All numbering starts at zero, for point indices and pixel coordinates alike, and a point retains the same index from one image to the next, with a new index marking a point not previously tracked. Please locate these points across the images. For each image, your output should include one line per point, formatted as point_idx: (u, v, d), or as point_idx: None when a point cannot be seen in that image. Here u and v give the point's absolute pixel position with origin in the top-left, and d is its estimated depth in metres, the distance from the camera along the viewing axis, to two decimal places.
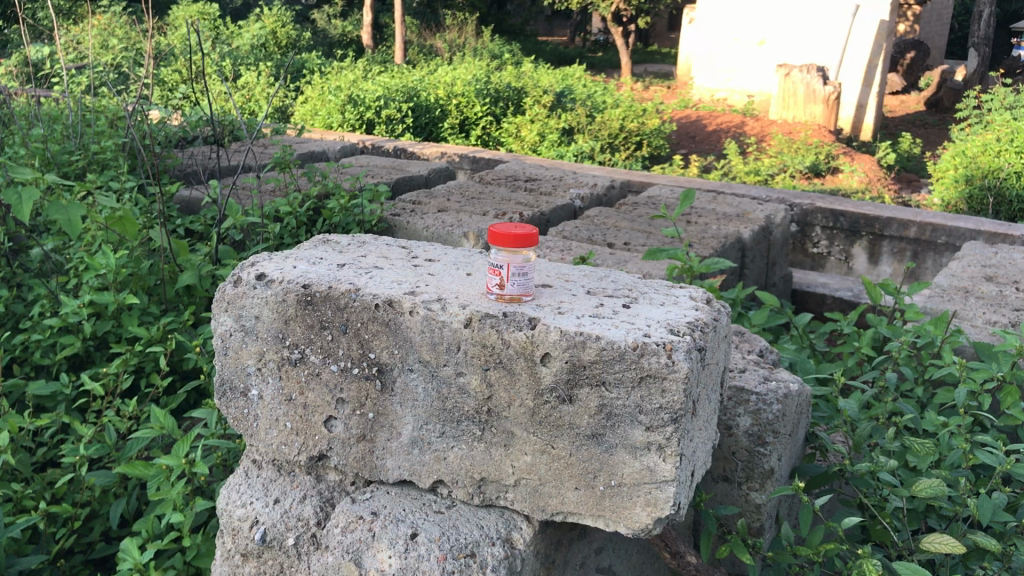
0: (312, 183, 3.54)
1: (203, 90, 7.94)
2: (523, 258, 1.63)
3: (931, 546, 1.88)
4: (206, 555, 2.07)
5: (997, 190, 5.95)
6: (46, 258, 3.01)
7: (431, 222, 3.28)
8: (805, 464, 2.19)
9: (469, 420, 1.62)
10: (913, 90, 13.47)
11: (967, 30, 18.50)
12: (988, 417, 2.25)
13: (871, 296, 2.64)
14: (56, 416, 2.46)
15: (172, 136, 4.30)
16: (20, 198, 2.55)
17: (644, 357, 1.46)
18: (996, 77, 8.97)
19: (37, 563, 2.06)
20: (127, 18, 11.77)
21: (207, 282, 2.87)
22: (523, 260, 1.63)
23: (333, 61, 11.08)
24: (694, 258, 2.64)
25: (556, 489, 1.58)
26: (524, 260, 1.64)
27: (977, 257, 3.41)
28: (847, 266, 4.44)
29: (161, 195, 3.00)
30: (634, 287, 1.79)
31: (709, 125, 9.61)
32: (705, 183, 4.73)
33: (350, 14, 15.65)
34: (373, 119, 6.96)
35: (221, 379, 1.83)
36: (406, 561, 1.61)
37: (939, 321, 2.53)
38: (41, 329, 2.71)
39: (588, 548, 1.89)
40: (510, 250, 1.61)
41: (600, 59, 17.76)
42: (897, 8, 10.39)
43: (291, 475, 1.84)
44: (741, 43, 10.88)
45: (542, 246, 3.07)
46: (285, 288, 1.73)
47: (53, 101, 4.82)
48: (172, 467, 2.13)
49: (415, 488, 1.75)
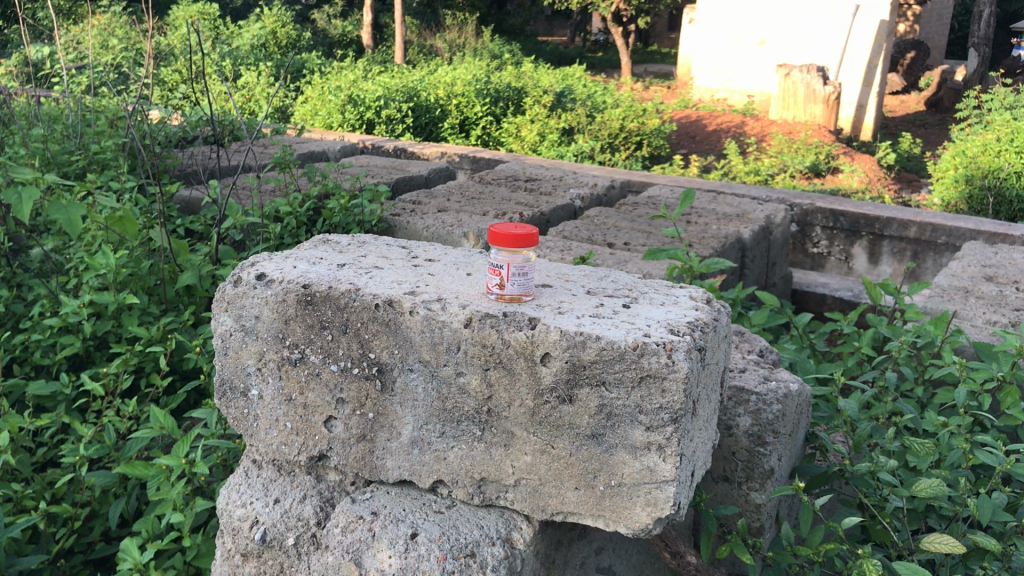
0: (313, 182, 3.54)
1: (204, 90, 7.93)
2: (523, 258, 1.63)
3: (931, 547, 1.88)
4: (206, 556, 2.07)
5: (997, 190, 5.94)
6: (46, 258, 3.01)
7: (431, 222, 3.28)
8: (805, 465, 2.19)
9: (469, 420, 1.62)
10: (913, 91, 13.49)
11: (967, 30, 18.52)
12: (988, 417, 2.25)
13: (871, 296, 2.64)
14: (56, 416, 2.46)
15: (172, 136, 4.30)
16: (20, 198, 2.54)
17: (644, 357, 1.45)
18: (996, 77, 8.95)
19: (37, 563, 2.06)
20: (128, 18, 11.77)
21: (207, 282, 2.87)
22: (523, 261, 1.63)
23: (332, 61, 11.08)
24: (694, 258, 2.64)
25: (556, 489, 1.58)
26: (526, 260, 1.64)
27: (977, 257, 3.41)
28: (847, 267, 4.44)
29: (161, 195, 3.00)
30: (634, 288, 1.79)
31: (709, 126, 9.60)
32: (705, 183, 4.73)
33: (350, 14, 15.67)
34: (373, 119, 6.96)
35: (221, 379, 1.83)
36: (406, 561, 1.61)
37: (939, 321, 2.53)
38: (41, 329, 2.71)
39: (588, 548, 1.89)
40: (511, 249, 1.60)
41: (600, 59, 17.75)
42: (897, 8, 10.38)
43: (291, 475, 1.84)
44: (742, 43, 10.88)
45: (542, 246, 3.07)
46: (285, 288, 1.73)
47: (53, 101, 4.82)
48: (172, 467, 2.12)
49: (415, 488, 1.75)
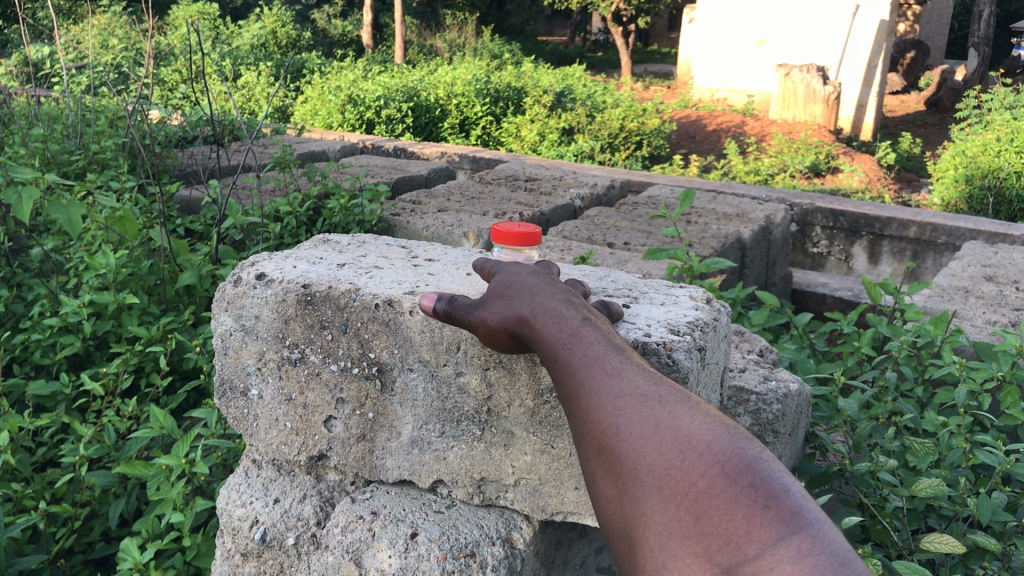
0: (312, 182, 3.54)
1: (203, 90, 7.92)
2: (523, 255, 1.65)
3: (931, 546, 1.85)
4: (206, 555, 2.07)
5: (997, 189, 5.93)
6: (46, 258, 3.02)
7: (431, 222, 3.27)
8: (805, 465, 2.23)
9: (469, 420, 1.62)
10: (913, 90, 13.49)
11: (967, 30, 18.49)
12: (987, 417, 2.24)
13: (871, 296, 2.62)
14: (56, 416, 2.47)
15: (172, 136, 4.30)
16: (20, 198, 2.54)
17: (645, 356, 1.45)
18: (998, 78, 8.90)
19: (37, 564, 2.05)
20: (128, 18, 11.75)
21: (207, 282, 2.86)
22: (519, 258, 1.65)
23: (332, 61, 11.06)
24: (693, 258, 2.64)
25: (556, 489, 1.59)
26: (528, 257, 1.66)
27: (977, 256, 3.40)
28: (847, 267, 4.44)
29: (161, 195, 2.99)
30: (635, 287, 1.79)
31: (709, 126, 9.60)
32: (705, 183, 4.72)
33: (350, 14, 15.65)
34: (373, 119, 6.94)
35: (221, 379, 1.82)
36: (406, 561, 1.62)
37: (939, 321, 2.53)
38: (41, 329, 2.71)
39: (588, 548, 1.89)
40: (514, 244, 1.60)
41: (601, 60, 17.74)
42: (897, 8, 10.38)
43: (291, 474, 1.84)
44: (741, 43, 10.88)
45: (542, 246, 3.06)
46: (285, 288, 1.73)
47: (53, 101, 4.82)
48: (172, 467, 2.12)
49: (414, 487, 1.75)
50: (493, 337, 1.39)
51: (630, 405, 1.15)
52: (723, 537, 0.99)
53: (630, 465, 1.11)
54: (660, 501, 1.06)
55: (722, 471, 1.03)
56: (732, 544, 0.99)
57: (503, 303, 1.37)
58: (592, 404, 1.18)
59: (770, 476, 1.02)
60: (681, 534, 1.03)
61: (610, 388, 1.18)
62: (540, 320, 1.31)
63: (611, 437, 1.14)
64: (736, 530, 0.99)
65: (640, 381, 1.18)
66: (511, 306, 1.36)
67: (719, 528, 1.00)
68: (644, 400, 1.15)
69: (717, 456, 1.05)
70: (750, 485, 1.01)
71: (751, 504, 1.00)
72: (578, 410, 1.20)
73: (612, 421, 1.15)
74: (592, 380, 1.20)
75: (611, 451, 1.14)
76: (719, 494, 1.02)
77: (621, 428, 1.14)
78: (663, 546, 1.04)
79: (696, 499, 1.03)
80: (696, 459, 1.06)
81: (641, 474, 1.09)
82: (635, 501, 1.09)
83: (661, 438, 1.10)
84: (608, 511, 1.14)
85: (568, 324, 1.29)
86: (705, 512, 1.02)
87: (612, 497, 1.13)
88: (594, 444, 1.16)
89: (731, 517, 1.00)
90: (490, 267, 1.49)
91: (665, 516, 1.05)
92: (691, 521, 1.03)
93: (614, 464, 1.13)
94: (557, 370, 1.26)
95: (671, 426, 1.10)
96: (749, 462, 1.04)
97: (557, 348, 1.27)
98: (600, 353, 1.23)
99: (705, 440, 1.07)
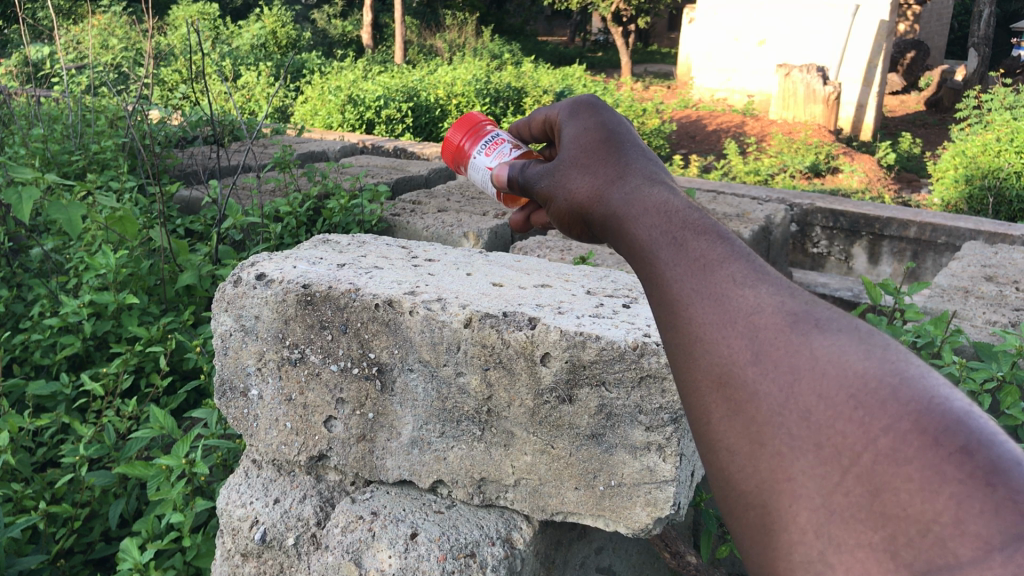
0: (313, 182, 3.54)
1: (205, 90, 7.95)
2: (478, 174, 1.60)
3: None
4: (206, 555, 2.07)
5: (997, 190, 5.93)
6: (46, 258, 3.02)
7: (431, 222, 3.27)
8: None
9: (469, 420, 1.62)
10: (913, 90, 13.54)
11: (967, 31, 18.58)
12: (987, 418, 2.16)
13: (871, 296, 2.56)
14: (56, 416, 2.46)
15: (172, 136, 4.31)
16: (20, 198, 2.54)
17: (644, 356, 1.44)
18: (998, 77, 8.85)
19: (37, 563, 2.04)
20: (127, 18, 11.80)
21: (207, 282, 2.87)
22: (485, 171, 1.59)
23: (332, 62, 11.09)
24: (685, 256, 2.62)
25: (556, 489, 1.59)
26: (483, 185, 1.61)
27: (977, 257, 3.40)
28: (847, 266, 4.44)
29: (161, 195, 2.98)
30: (633, 287, 1.79)
31: (709, 125, 9.61)
32: (704, 184, 4.73)
33: (350, 14, 15.70)
34: (373, 119, 6.90)
35: (221, 379, 1.82)
36: (406, 561, 1.61)
37: (940, 321, 2.44)
38: (41, 329, 2.71)
39: (588, 548, 1.89)
40: (470, 151, 1.62)
41: (601, 60, 17.79)
42: (897, 8, 10.39)
43: (291, 475, 1.85)
44: (741, 43, 10.89)
45: (541, 246, 3.05)
46: (285, 287, 1.72)
47: (53, 101, 4.83)
48: (172, 467, 2.12)
49: (415, 488, 1.75)
50: (566, 216, 1.00)
51: (761, 310, 0.69)
52: (918, 529, 0.55)
53: (761, 403, 0.65)
54: (814, 468, 0.61)
55: (919, 425, 0.58)
56: (940, 547, 0.54)
57: (582, 171, 0.98)
58: (686, 303, 0.73)
59: (987, 429, 0.57)
60: (850, 522, 0.58)
61: (723, 283, 0.72)
62: (629, 196, 0.88)
63: (728, 355, 0.68)
64: (938, 517, 0.55)
65: (777, 289, 0.71)
66: (594, 176, 0.96)
67: (910, 512, 0.56)
68: (784, 306, 0.69)
69: (911, 398, 0.59)
70: (961, 449, 0.56)
71: (966, 479, 0.55)
72: (660, 312, 0.75)
73: (728, 331, 0.69)
74: (695, 270, 0.74)
75: (730, 379, 0.67)
76: (913, 458, 0.57)
77: (746, 343, 0.68)
78: (817, 541, 0.60)
79: (873, 467, 0.58)
80: (875, 402, 0.60)
81: (783, 418, 0.63)
82: (777, 457, 0.63)
83: (815, 365, 0.64)
84: (724, 469, 0.67)
85: (664, 200, 0.84)
86: (887, 488, 0.57)
87: (735, 455, 0.66)
88: (696, 369, 0.70)
89: (933, 497, 0.55)
90: (560, 106, 1.14)
91: (825, 487, 0.60)
92: (864, 501, 0.58)
93: (740, 399, 0.66)
94: (641, 259, 0.80)
95: (831, 349, 0.64)
96: (961, 405, 0.58)
97: (653, 229, 0.80)
98: (714, 236, 0.77)
99: (892, 373, 0.61)
